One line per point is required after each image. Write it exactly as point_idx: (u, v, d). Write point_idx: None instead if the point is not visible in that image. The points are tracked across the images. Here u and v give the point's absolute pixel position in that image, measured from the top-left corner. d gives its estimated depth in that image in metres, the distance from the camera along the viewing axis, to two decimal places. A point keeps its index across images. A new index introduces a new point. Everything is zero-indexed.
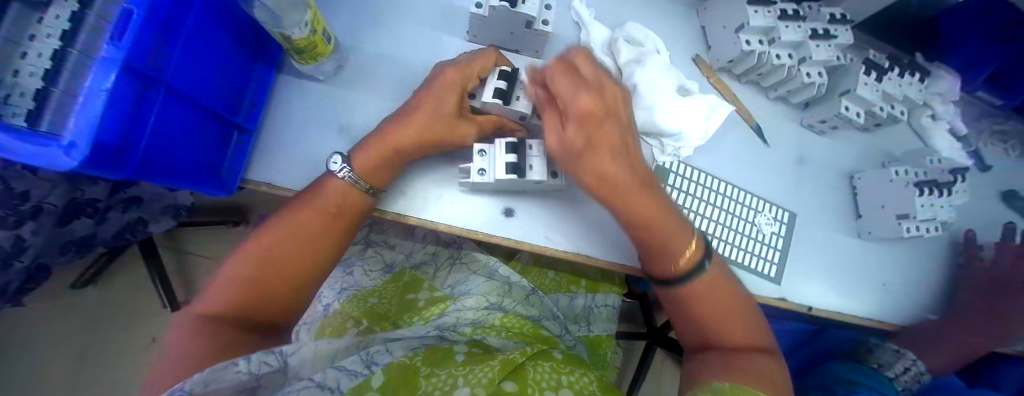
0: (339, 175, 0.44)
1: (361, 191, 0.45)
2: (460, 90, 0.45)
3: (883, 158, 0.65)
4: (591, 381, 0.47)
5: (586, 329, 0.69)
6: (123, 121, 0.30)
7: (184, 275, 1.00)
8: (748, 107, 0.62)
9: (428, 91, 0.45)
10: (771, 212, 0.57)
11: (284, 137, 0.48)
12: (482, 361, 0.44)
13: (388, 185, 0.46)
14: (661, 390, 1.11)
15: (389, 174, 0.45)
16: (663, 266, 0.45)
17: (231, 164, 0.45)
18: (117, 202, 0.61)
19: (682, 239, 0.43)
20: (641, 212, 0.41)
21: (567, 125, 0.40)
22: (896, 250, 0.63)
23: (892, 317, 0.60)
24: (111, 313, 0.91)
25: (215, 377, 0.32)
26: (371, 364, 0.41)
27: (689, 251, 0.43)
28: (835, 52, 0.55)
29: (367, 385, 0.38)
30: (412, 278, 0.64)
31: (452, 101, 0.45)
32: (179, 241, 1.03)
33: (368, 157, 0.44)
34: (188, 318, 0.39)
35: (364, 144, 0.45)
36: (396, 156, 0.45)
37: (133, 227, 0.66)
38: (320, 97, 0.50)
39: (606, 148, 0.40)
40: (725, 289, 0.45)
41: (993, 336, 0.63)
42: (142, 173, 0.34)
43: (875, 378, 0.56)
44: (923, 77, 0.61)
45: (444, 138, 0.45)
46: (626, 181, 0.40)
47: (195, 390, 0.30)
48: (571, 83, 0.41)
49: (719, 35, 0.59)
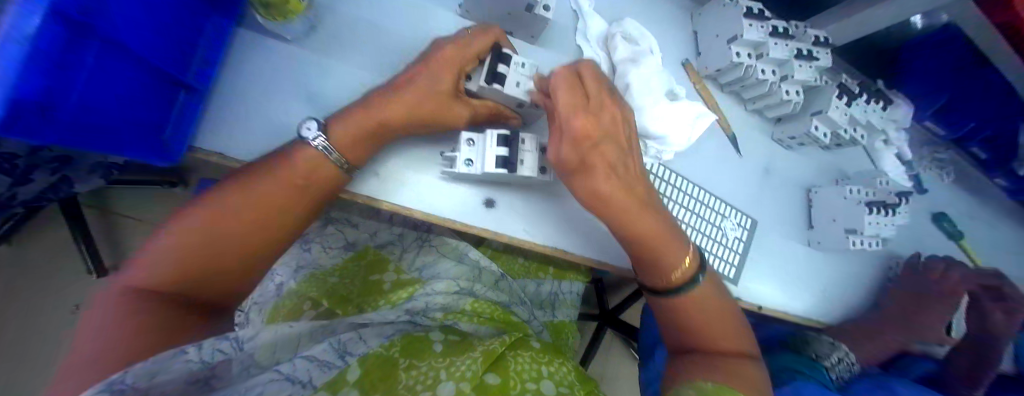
0: (312, 143, 0.39)
1: (335, 165, 0.41)
2: (458, 69, 0.41)
3: (836, 175, 0.70)
4: (569, 372, 0.49)
5: (551, 315, 0.71)
6: (45, 74, 0.25)
7: (112, 237, 0.91)
8: (727, 115, 0.64)
9: (425, 65, 0.41)
10: (736, 218, 0.60)
11: (240, 101, 0.42)
12: (461, 352, 0.44)
13: (364, 161, 0.42)
14: (608, 364, 1.18)
15: (371, 151, 0.42)
16: (661, 279, 0.46)
17: (176, 125, 0.39)
18: (42, 161, 0.51)
19: (679, 255, 0.44)
20: (638, 231, 0.42)
21: (561, 141, 0.40)
22: (838, 261, 0.69)
23: (824, 316, 0.67)
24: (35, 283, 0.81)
25: (163, 368, 0.29)
26: (345, 355, 0.39)
27: (684, 267, 0.45)
28: (813, 74, 0.58)
29: (342, 379, 0.37)
30: (378, 256, 0.61)
31: (450, 79, 0.41)
32: (111, 202, 0.93)
33: (351, 127, 0.40)
34: (115, 292, 0.34)
35: (347, 113, 0.41)
36: (381, 131, 0.41)
37: (56, 187, 0.57)
38: (287, 61, 0.44)
39: (602, 167, 0.40)
40: (715, 305, 0.47)
41: (911, 337, 0.72)
42: (62, 138, 0.28)
43: (815, 369, 0.62)
44: (885, 105, 0.66)
45: (435, 116, 0.42)
46: (621, 202, 0.41)
47: (139, 384, 0.28)
48: (572, 98, 0.40)
49: (711, 43, 0.59)
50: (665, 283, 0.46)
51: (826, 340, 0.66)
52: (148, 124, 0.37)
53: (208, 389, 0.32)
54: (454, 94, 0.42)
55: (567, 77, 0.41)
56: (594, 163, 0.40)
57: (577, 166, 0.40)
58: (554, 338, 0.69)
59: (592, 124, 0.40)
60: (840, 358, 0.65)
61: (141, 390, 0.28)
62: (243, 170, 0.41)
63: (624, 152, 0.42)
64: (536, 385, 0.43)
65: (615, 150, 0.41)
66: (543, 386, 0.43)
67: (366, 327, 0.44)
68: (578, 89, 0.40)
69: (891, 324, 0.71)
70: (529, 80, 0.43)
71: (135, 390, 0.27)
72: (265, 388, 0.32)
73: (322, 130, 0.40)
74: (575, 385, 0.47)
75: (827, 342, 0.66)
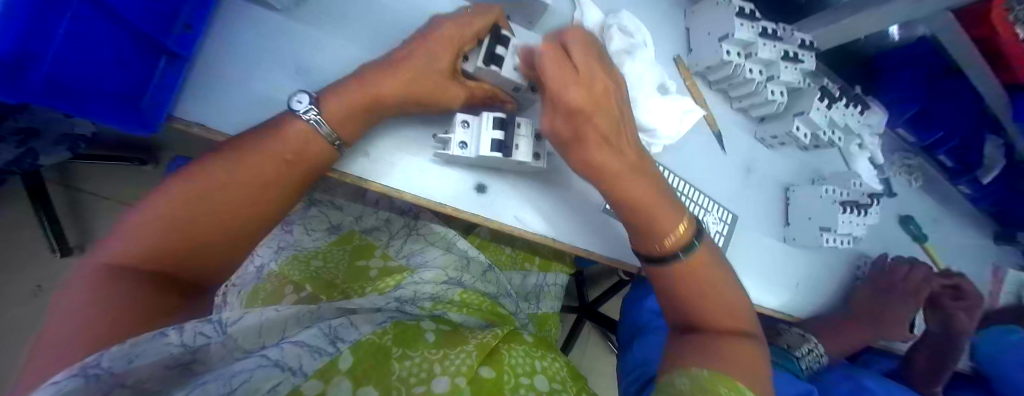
0: (303, 116, 0.39)
1: (327, 142, 0.40)
2: (456, 48, 0.41)
3: (812, 175, 0.73)
4: (561, 367, 0.51)
5: (536, 306, 0.72)
6: (18, 31, 0.23)
7: (77, 216, 0.87)
8: (714, 113, 0.65)
9: (421, 42, 0.40)
10: (718, 213, 0.62)
11: (224, 70, 0.40)
12: (455, 345, 0.44)
13: (356, 138, 0.42)
14: (587, 352, 1.20)
15: (363, 129, 0.41)
16: (651, 245, 0.47)
17: (154, 94, 0.37)
18: (6, 133, 0.51)
19: (670, 221, 0.46)
20: (630, 193, 0.44)
21: (555, 117, 0.41)
22: (811, 257, 0.72)
23: (796, 311, 0.70)
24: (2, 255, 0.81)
25: (143, 351, 0.28)
26: (336, 341, 0.38)
27: (676, 234, 0.46)
28: (798, 76, 0.60)
29: (333, 369, 0.35)
30: (364, 243, 0.60)
31: (447, 58, 0.41)
32: (75, 180, 0.88)
33: (344, 104, 0.39)
34: (91, 268, 0.33)
35: (338, 87, 0.40)
36: (376, 107, 0.40)
37: (20, 161, 0.55)
38: (276, 32, 0.43)
39: (593, 135, 0.40)
40: (708, 277, 0.48)
41: (876, 332, 0.76)
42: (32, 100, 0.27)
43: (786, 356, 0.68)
44: (863, 110, 0.68)
45: (431, 96, 0.41)
46: (615, 166, 0.42)
47: (116, 368, 0.27)
48: (560, 69, 0.39)
49: (702, 40, 0.60)
50: (658, 251, 0.47)
51: (796, 332, 0.72)
52: (128, 86, 0.35)
53: (189, 374, 0.32)
54: (451, 74, 0.42)
55: (557, 55, 0.39)
56: (587, 138, 0.41)
57: (569, 137, 0.41)
58: (538, 330, 0.70)
59: (585, 95, 0.39)
60: (809, 349, 0.69)
61: (118, 376, 0.27)
62: (226, 146, 0.39)
63: (621, 136, 0.43)
64: (529, 380, 0.44)
65: (608, 111, 0.41)
66: (536, 381, 0.45)
67: (357, 316, 0.43)
68: (565, 60, 0.39)
69: (861, 320, 0.74)
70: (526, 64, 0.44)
71: (111, 376, 0.26)
72: (251, 374, 0.31)
73: (315, 106, 0.39)
74: (566, 381, 0.49)
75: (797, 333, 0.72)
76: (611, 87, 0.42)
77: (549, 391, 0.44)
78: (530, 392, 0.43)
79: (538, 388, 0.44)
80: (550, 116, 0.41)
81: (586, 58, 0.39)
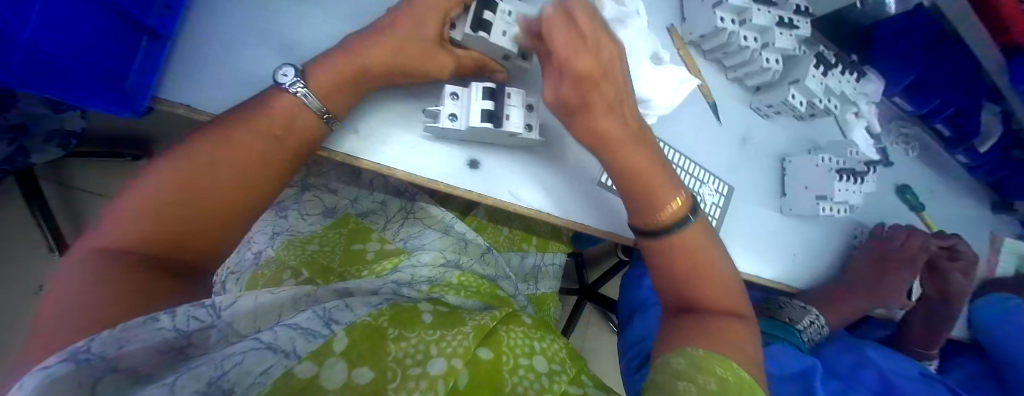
0: (289, 89, 0.38)
1: (315, 115, 0.40)
2: (441, 18, 0.40)
3: (809, 146, 0.73)
4: (559, 348, 0.51)
5: (535, 287, 0.73)
6: None
7: (74, 214, 0.88)
8: (709, 85, 0.64)
9: (407, 11, 0.40)
10: (714, 184, 0.62)
11: (206, 46, 0.39)
12: (451, 325, 0.44)
13: (346, 112, 0.42)
14: (589, 332, 1.22)
15: (355, 103, 0.42)
16: (649, 218, 0.48)
17: (137, 78, 0.36)
18: None
19: (668, 193, 0.47)
20: (629, 161, 0.45)
21: (562, 83, 0.40)
22: (809, 228, 0.72)
23: (794, 280, 0.71)
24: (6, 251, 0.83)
25: (132, 336, 0.28)
26: (330, 324, 0.38)
27: (674, 205, 0.47)
28: (794, 42, 0.59)
29: (329, 349, 0.35)
30: (360, 225, 0.60)
31: (433, 26, 0.40)
32: (68, 177, 0.88)
33: (333, 76, 0.39)
34: (88, 256, 0.33)
35: (327, 59, 0.40)
36: (361, 82, 0.40)
37: (13, 159, 0.54)
38: (258, 7, 0.42)
39: (600, 106, 0.41)
40: (702, 257, 0.49)
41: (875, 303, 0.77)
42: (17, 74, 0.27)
43: (789, 332, 0.67)
44: (859, 77, 0.68)
45: (419, 65, 0.41)
46: (619, 134, 0.44)
47: (107, 354, 0.26)
48: (570, 39, 0.39)
49: (696, 9, 0.59)
50: (650, 225, 0.48)
51: (797, 304, 0.71)
52: (110, 70, 0.35)
53: (184, 357, 0.32)
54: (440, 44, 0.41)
55: (561, 15, 0.39)
56: (595, 106, 0.41)
57: (578, 105, 0.41)
58: (536, 309, 0.71)
59: (592, 63, 0.39)
60: (811, 320, 0.69)
61: (111, 359, 0.26)
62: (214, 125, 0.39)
63: (614, 107, 0.42)
64: (528, 361, 0.45)
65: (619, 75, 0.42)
66: (535, 362, 0.46)
67: (353, 300, 0.43)
68: (577, 32, 0.39)
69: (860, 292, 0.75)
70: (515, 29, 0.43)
71: (103, 360, 0.26)
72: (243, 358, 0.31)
73: (303, 81, 0.39)
74: (565, 361, 0.49)
75: (798, 305, 0.71)
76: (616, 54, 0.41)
77: (548, 373, 0.45)
78: (529, 373, 0.44)
79: (537, 369, 0.45)
80: (556, 82, 0.41)
81: (589, 18, 0.39)
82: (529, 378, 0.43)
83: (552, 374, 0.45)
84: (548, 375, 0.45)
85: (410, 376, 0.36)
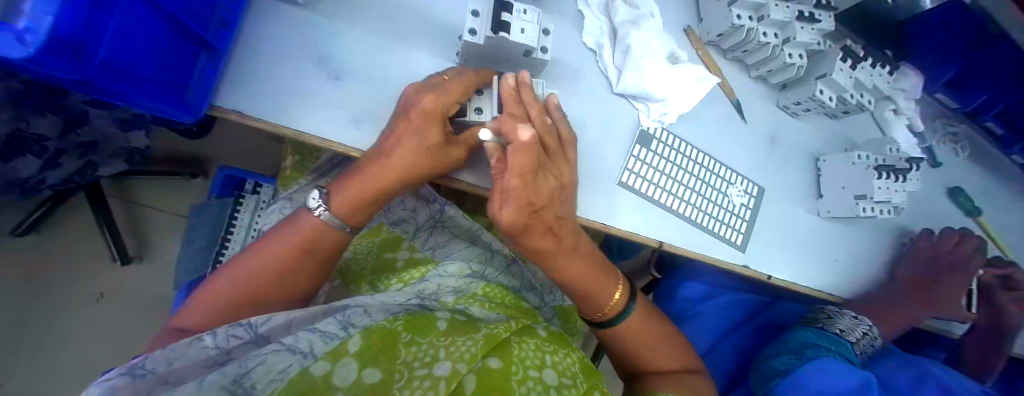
0: (316, 212, 0.43)
1: (337, 230, 0.44)
2: (441, 118, 0.41)
3: (844, 145, 0.70)
4: (573, 363, 0.48)
5: (560, 299, 0.71)
6: (84, 14, 0.27)
7: (131, 227, 0.96)
8: (732, 84, 0.64)
9: (407, 117, 0.40)
10: (742, 185, 0.60)
11: (255, 64, 0.44)
12: (466, 332, 0.43)
13: (365, 220, 0.45)
14: None
15: (373, 210, 0.45)
16: (597, 312, 0.50)
17: (199, 82, 0.41)
18: (71, 146, 0.55)
19: (608, 291, 0.49)
20: (569, 272, 0.47)
21: (505, 206, 0.38)
22: (850, 231, 0.68)
23: (837, 289, 0.66)
24: (75, 261, 0.92)
25: (181, 354, 0.31)
26: (348, 326, 0.38)
27: (613, 301, 0.49)
28: (816, 36, 0.58)
29: (343, 350, 0.35)
30: (390, 235, 0.60)
31: (435, 132, 0.40)
32: (128, 191, 0.97)
33: (348, 197, 0.42)
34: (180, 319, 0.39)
35: (345, 181, 0.43)
36: (383, 196, 0.43)
37: (82, 172, 0.60)
38: (300, 24, 0.47)
39: (541, 231, 0.41)
40: (642, 332, 0.51)
41: (930, 315, 0.70)
42: (109, 78, 0.31)
43: (839, 343, 0.62)
44: (892, 70, 0.65)
45: (435, 168, 0.42)
46: (553, 251, 0.44)
47: (158, 369, 0.30)
48: (524, 166, 0.36)
49: (713, 9, 0.60)
50: (604, 315, 0.50)
51: (848, 313, 0.65)
52: (176, 82, 0.39)
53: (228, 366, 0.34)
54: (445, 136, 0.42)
55: (529, 147, 0.37)
56: (534, 230, 0.41)
57: (521, 231, 0.39)
58: (564, 324, 0.71)
59: (534, 207, 0.38)
60: (864, 331, 0.65)
61: (162, 375, 0.30)
62: (267, 236, 0.44)
63: (537, 213, 0.39)
64: (538, 373, 0.43)
65: (548, 189, 0.40)
66: (546, 375, 0.44)
67: (369, 303, 0.43)
68: (530, 165, 0.37)
69: (912, 301, 0.69)
70: (532, 26, 0.46)
71: (155, 375, 0.30)
72: (266, 358, 0.33)
73: (324, 202, 0.42)
74: (577, 377, 0.46)
75: (850, 315, 0.65)
76: (557, 184, 0.41)
77: (558, 386, 0.43)
78: (538, 386, 0.42)
79: (547, 382, 0.43)
80: (500, 210, 0.38)
81: (525, 157, 0.37)
82: (536, 391, 0.41)
83: (561, 389, 0.43)
84: (557, 389, 0.43)
85: (418, 378, 0.37)
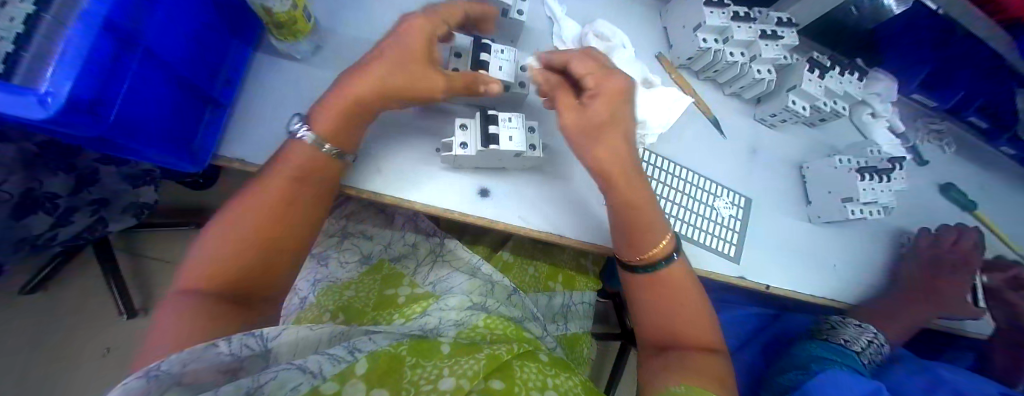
0: (301, 135, 0.43)
1: (328, 155, 0.44)
2: (428, 34, 0.44)
3: (827, 151, 0.71)
4: (576, 385, 0.48)
5: (564, 327, 0.71)
6: (104, 78, 0.30)
7: (138, 280, 0.98)
8: (707, 101, 0.67)
9: (392, 40, 0.44)
10: (728, 197, 0.62)
11: (253, 115, 0.47)
12: (469, 353, 0.45)
13: (351, 144, 0.45)
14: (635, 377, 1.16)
15: (352, 134, 0.44)
16: (643, 251, 0.47)
17: (205, 134, 0.44)
18: (82, 203, 0.57)
19: (659, 232, 0.47)
20: (624, 193, 0.46)
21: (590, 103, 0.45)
22: (843, 234, 0.69)
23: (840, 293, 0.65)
24: (82, 317, 0.93)
25: (195, 357, 0.30)
26: (354, 350, 0.39)
27: (663, 242, 0.47)
28: (781, 52, 0.61)
29: (351, 373, 0.37)
30: (392, 271, 0.62)
31: (420, 47, 0.43)
32: (137, 244, 1.00)
33: (330, 113, 0.43)
34: (172, 299, 0.38)
35: (323, 103, 0.43)
36: (363, 109, 0.43)
37: (93, 228, 0.62)
38: (297, 76, 0.51)
39: (618, 132, 0.46)
40: (680, 298, 0.48)
41: (941, 313, 0.69)
42: (123, 134, 0.34)
43: (845, 354, 0.60)
44: (861, 76, 0.67)
45: (419, 87, 0.43)
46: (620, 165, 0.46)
47: (173, 369, 0.29)
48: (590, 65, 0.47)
49: (679, 34, 0.63)
50: (643, 259, 0.47)
51: (852, 323, 0.65)
52: (183, 134, 0.42)
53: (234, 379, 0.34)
54: (429, 61, 0.44)
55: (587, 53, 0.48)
56: (610, 131, 0.45)
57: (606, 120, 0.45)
58: (568, 350, 0.70)
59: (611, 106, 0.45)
60: (869, 339, 0.63)
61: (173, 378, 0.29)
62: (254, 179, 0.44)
63: (618, 114, 0.46)
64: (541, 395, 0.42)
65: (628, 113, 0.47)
66: None
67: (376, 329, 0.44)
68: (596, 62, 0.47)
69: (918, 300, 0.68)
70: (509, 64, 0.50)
71: (170, 375, 0.29)
72: (275, 375, 0.33)
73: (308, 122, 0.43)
74: None
75: (853, 324, 0.65)
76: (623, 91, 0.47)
77: None
78: None
79: None
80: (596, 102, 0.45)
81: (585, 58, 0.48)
82: None
83: None
84: None
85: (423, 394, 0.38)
